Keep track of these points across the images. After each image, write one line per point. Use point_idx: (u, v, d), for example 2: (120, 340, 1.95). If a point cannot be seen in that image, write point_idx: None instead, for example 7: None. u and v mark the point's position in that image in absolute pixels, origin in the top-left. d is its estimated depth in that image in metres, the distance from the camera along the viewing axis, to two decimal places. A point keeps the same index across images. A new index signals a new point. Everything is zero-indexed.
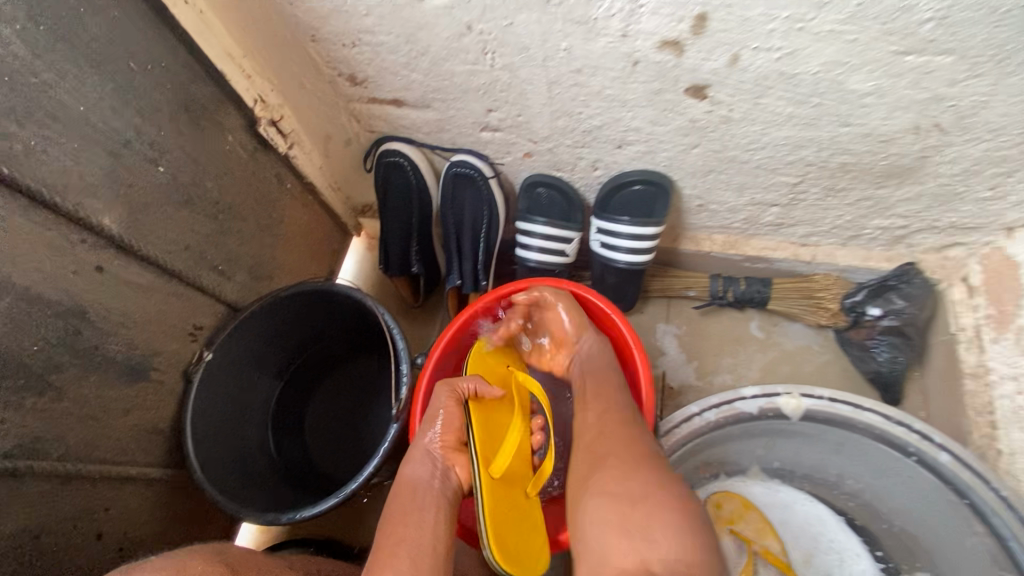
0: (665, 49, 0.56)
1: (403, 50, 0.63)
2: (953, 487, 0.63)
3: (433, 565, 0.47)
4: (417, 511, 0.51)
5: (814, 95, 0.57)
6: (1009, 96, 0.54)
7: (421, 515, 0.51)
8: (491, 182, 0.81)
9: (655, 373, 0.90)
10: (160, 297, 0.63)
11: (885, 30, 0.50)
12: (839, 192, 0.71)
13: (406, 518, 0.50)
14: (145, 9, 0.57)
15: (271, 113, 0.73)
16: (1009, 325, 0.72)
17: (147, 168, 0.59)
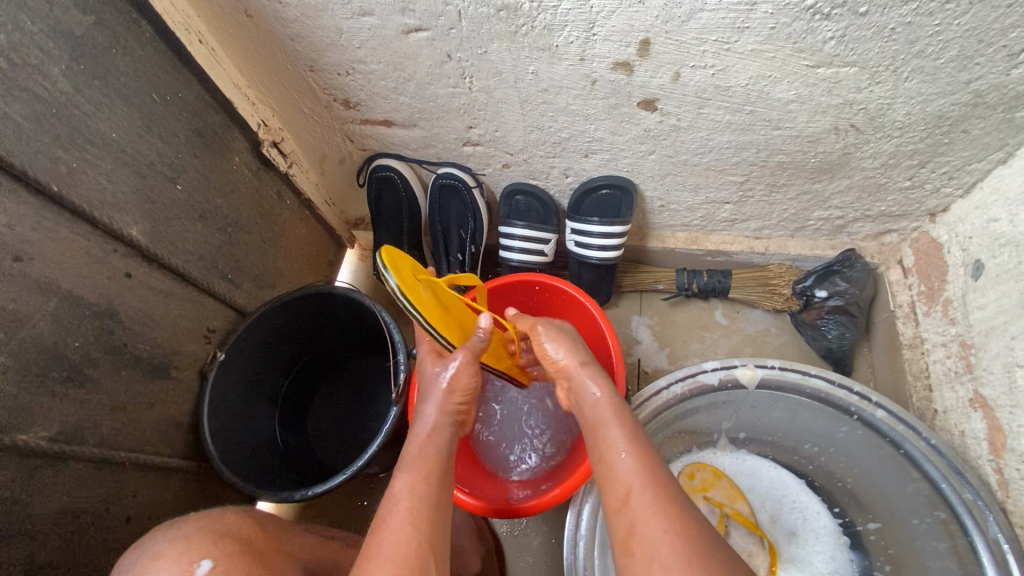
0: (618, 69, 0.66)
1: (392, 77, 0.72)
2: (890, 440, 0.71)
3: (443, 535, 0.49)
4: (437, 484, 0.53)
5: (747, 104, 0.67)
6: (908, 98, 0.63)
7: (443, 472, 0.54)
8: (474, 191, 0.90)
9: (630, 361, 0.98)
10: (179, 301, 0.70)
11: (796, 48, 0.59)
12: (781, 188, 0.81)
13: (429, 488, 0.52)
14: (164, 48, 0.65)
15: (273, 136, 0.83)
16: (937, 299, 0.81)
17: (167, 187, 0.67)
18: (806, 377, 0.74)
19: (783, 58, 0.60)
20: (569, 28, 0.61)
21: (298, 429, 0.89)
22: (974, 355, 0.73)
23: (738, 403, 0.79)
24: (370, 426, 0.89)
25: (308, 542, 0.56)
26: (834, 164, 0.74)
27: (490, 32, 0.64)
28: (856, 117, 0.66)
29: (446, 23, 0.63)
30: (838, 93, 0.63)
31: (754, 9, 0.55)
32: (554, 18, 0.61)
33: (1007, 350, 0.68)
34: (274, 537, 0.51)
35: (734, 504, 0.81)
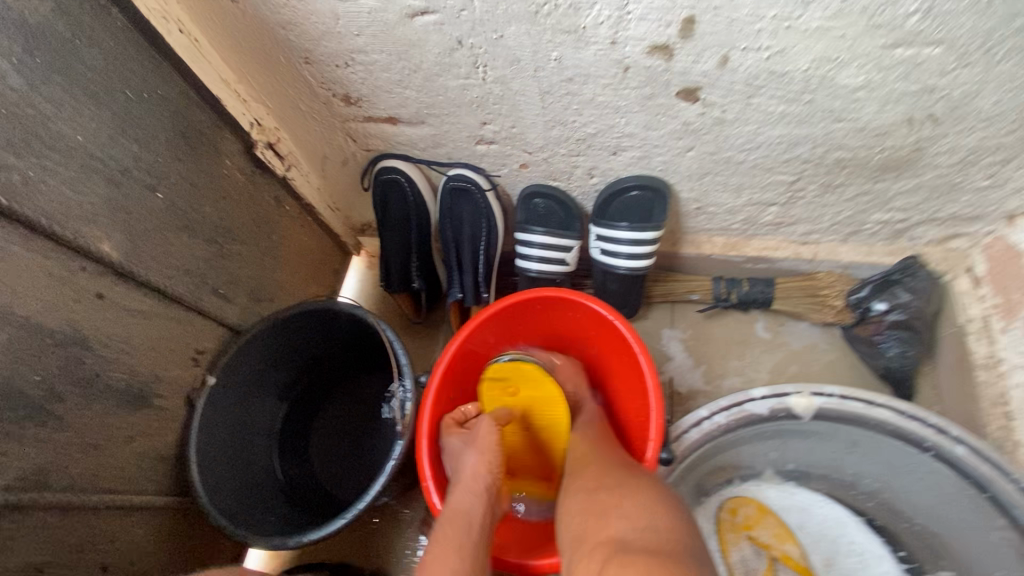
0: (654, 54, 0.57)
1: (397, 68, 0.64)
2: (973, 482, 0.61)
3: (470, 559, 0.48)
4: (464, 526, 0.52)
5: (806, 93, 0.57)
6: (1002, 83, 0.53)
7: (467, 545, 0.49)
8: (488, 195, 0.82)
9: (661, 379, 0.89)
10: (161, 322, 0.63)
11: (873, 24, 0.49)
12: (836, 188, 0.71)
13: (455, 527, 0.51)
14: (139, 39, 0.57)
15: (268, 136, 0.75)
16: (1018, 314, 0.71)
17: (145, 196, 0.60)
18: (872, 407, 0.65)
19: (854, 37, 0.51)
20: (599, 6, 0.53)
21: (299, 455, 0.82)
22: None
23: (790, 434, 0.69)
24: (376, 453, 0.82)
25: None
26: (903, 160, 0.65)
27: (507, 13, 0.55)
28: (937, 106, 0.57)
29: (457, 4, 0.55)
30: (916, 78, 0.54)
31: None
32: None
33: None
34: None
35: (784, 545, 0.71)
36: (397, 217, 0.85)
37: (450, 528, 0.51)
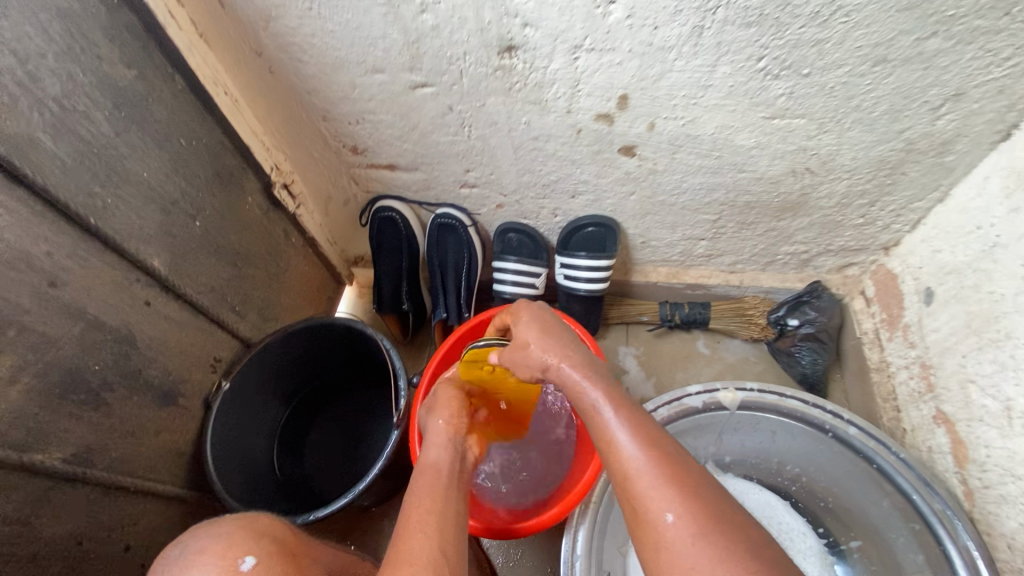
0: (600, 120, 0.74)
1: (398, 126, 0.80)
2: (864, 456, 0.76)
3: (453, 528, 0.52)
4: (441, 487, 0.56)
5: (714, 150, 0.76)
6: (852, 146, 0.72)
7: (446, 490, 0.56)
8: (470, 230, 0.97)
9: (619, 390, 1.03)
10: (189, 330, 0.74)
11: (753, 102, 0.68)
12: (749, 225, 0.89)
13: (432, 494, 0.55)
14: (194, 99, 0.71)
15: (284, 178, 0.89)
16: (897, 325, 0.88)
17: (187, 223, 0.72)
18: (782, 398, 0.80)
19: (742, 112, 0.69)
20: (557, 84, 0.70)
21: (296, 459, 0.91)
22: (933, 375, 0.80)
23: (722, 425, 0.83)
24: (367, 456, 0.91)
25: (337, 551, 0.57)
26: (795, 203, 0.83)
27: (488, 87, 0.72)
28: (810, 162, 0.75)
29: (449, 80, 0.72)
30: (791, 141, 0.73)
31: (715, 69, 0.64)
32: (544, 76, 0.69)
33: (960, 367, 0.74)
34: (306, 541, 0.53)
35: None
36: (391, 247, 0.99)
37: (426, 478, 0.57)
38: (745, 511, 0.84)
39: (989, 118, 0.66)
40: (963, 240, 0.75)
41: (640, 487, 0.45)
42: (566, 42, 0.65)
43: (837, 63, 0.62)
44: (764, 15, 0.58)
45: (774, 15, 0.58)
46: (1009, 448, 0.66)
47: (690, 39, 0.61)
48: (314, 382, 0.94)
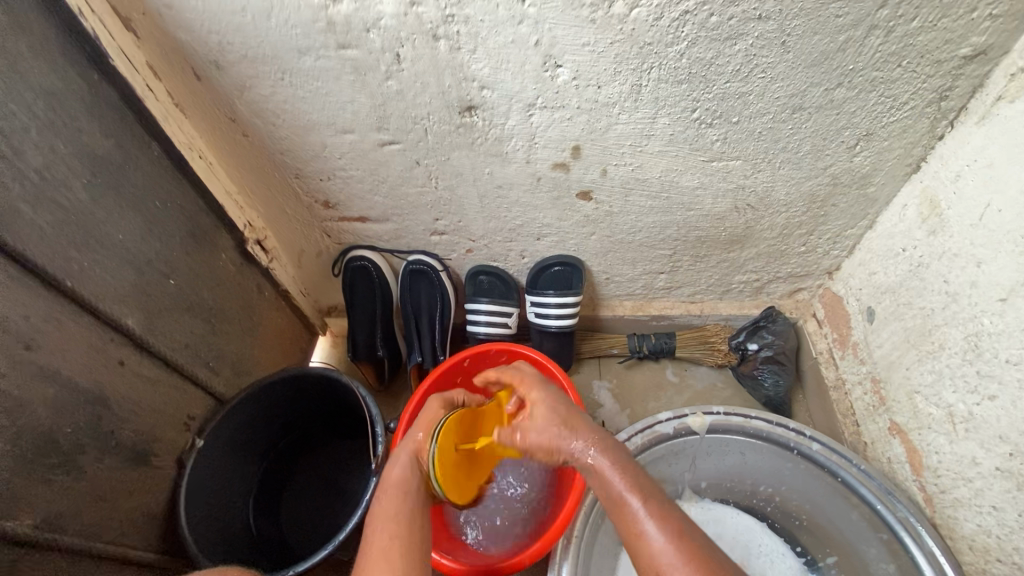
0: (557, 169, 0.81)
1: (368, 180, 0.84)
2: (828, 470, 0.80)
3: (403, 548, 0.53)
4: (399, 505, 0.57)
5: (663, 191, 0.82)
6: (785, 183, 0.80)
7: (406, 511, 0.57)
8: (442, 275, 1.00)
9: (595, 423, 1.05)
10: (163, 389, 0.75)
11: (692, 148, 0.75)
12: (703, 258, 0.96)
13: (391, 514, 0.56)
14: (170, 164, 0.75)
15: (257, 234, 0.92)
16: (847, 344, 0.94)
17: (161, 281, 0.74)
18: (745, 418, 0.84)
19: (684, 156, 0.76)
20: (515, 138, 0.76)
21: (272, 515, 0.89)
22: (883, 389, 0.85)
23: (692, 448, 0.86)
24: (346, 508, 0.90)
25: None
26: (742, 236, 0.90)
27: (451, 143, 0.78)
28: (749, 198, 0.83)
29: (415, 137, 0.77)
30: (730, 181, 0.80)
31: (656, 121, 0.72)
32: (503, 131, 0.76)
33: (904, 379, 0.80)
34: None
35: None
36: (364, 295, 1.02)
37: (389, 497, 0.58)
38: (726, 537, 0.86)
39: (899, 153, 0.74)
40: (892, 262, 0.82)
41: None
42: (521, 101, 0.71)
43: (761, 112, 0.70)
44: (692, 73, 0.65)
45: (701, 73, 0.65)
46: (955, 452, 0.70)
47: (631, 95, 0.69)
48: (290, 435, 0.94)
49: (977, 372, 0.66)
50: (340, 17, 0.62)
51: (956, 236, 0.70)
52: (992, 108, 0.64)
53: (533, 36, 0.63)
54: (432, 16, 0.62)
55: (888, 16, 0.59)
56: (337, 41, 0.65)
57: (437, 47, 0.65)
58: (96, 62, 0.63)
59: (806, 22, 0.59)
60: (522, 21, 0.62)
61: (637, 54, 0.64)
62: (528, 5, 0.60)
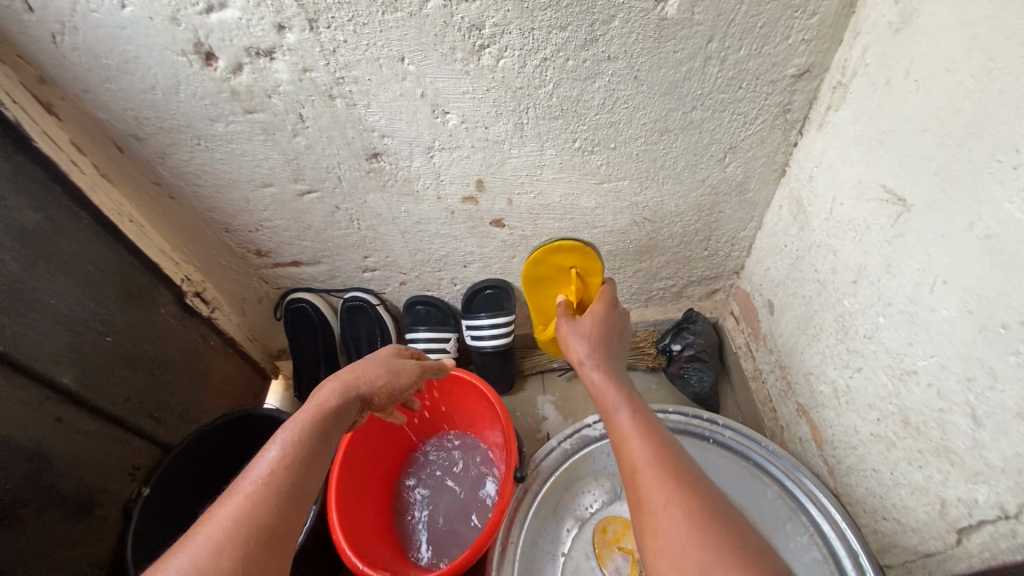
0: (467, 202, 0.88)
1: (294, 227, 0.91)
2: (740, 455, 0.89)
3: (308, 453, 0.57)
4: (320, 425, 0.60)
5: (566, 214, 0.90)
6: (673, 196, 0.88)
7: (323, 429, 0.60)
8: (379, 308, 1.06)
9: (541, 436, 1.10)
10: (104, 441, 0.77)
11: (582, 172, 0.83)
12: (619, 270, 1.03)
13: (311, 425, 0.59)
14: (100, 230, 0.80)
15: (195, 287, 0.96)
16: (759, 336, 1.01)
17: (98, 339, 0.78)
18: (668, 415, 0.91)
19: (577, 181, 0.85)
20: (422, 178, 0.84)
21: None
22: (789, 373, 0.92)
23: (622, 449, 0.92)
24: None
25: None
26: (648, 247, 0.98)
27: (365, 187, 0.85)
28: (645, 212, 0.91)
29: (330, 185, 0.84)
30: (624, 199, 0.88)
31: (543, 152, 0.80)
32: (410, 173, 0.83)
33: (802, 363, 0.87)
34: None
35: None
36: (305, 335, 1.07)
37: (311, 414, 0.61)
38: None
39: (764, 161, 0.83)
40: (779, 258, 0.91)
41: (642, 489, 0.49)
42: (420, 145, 0.79)
43: (634, 137, 0.78)
44: (564, 109, 0.74)
45: (572, 108, 0.74)
46: (843, 424, 0.77)
47: (516, 132, 0.77)
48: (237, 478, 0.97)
49: (847, 349, 0.74)
50: (243, 87, 0.70)
51: (818, 230, 0.79)
52: (827, 117, 0.74)
53: (418, 89, 0.71)
54: (324, 79, 0.70)
55: (717, 49, 0.68)
56: (244, 108, 0.72)
57: (335, 105, 0.73)
58: (19, 145, 0.69)
59: (650, 59, 0.68)
60: (405, 77, 0.70)
61: (513, 97, 0.72)
62: (407, 63, 0.68)
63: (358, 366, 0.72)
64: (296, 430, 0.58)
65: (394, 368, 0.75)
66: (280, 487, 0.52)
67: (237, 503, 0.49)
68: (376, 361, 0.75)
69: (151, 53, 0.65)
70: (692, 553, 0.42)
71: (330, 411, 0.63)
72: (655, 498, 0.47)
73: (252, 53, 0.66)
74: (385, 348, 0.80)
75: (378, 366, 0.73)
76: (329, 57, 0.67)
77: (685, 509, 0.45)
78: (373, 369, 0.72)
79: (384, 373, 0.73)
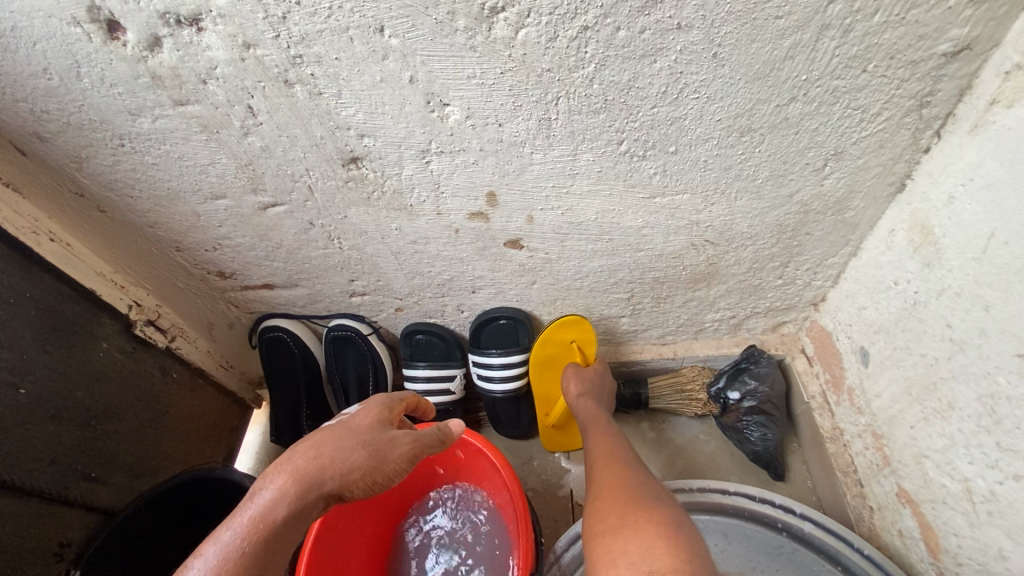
0: (475, 219, 0.68)
1: (261, 247, 0.73)
2: (827, 556, 0.69)
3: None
4: (265, 547, 0.45)
5: (603, 234, 0.70)
6: (745, 214, 0.67)
7: (266, 550, 0.45)
8: (371, 339, 0.88)
9: (562, 494, 0.92)
10: (19, 520, 0.64)
11: (627, 184, 0.63)
12: (666, 299, 0.83)
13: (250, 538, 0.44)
14: (11, 255, 0.63)
15: (147, 314, 0.78)
16: (842, 388, 0.80)
17: (6, 394, 0.63)
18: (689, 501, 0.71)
19: (619, 194, 0.64)
20: (417, 189, 0.64)
21: None
22: (886, 446, 0.71)
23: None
24: None
25: None
26: (706, 274, 0.77)
27: (344, 199, 0.66)
28: (706, 233, 0.70)
29: (299, 197, 0.65)
30: (680, 217, 0.67)
31: (577, 158, 0.59)
32: (402, 182, 0.63)
33: (911, 440, 0.66)
34: None
35: None
36: (283, 369, 0.90)
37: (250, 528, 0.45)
38: None
39: (878, 171, 0.61)
40: (884, 297, 0.69)
41: (597, 495, 0.57)
42: (412, 148, 0.59)
43: (703, 138, 0.57)
44: (609, 100, 0.53)
45: (620, 99, 0.53)
46: (978, 539, 0.57)
47: (541, 132, 0.56)
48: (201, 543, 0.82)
49: (998, 444, 0.53)
50: (166, 70, 0.51)
51: (956, 272, 0.57)
52: (990, 114, 0.51)
53: (405, 72, 0.51)
54: (276, 59, 0.50)
55: (842, 13, 0.46)
56: (173, 98, 0.53)
57: (294, 94, 0.53)
58: None
59: (738, 28, 0.47)
60: (386, 55, 0.49)
61: (538, 84, 0.51)
62: (388, 35, 0.48)
63: (327, 444, 0.50)
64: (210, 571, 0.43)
65: (376, 431, 0.53)
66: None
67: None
68: (358, 434, 0.52)
69: (32, 21, 0.47)
70: (627, 546, 0.46)
71: (268, 533, 0.45)
72: (608, 500, 0.55)
73: (170, 22, 0.47)
74: (370, 404, 0.56)
75: (358, 446, 0.51)
76: (277, 26, 0.47)
77: (632, 511, 0.50)
78: (345, 443, 0.51)
79: (367, 455, 0.51)
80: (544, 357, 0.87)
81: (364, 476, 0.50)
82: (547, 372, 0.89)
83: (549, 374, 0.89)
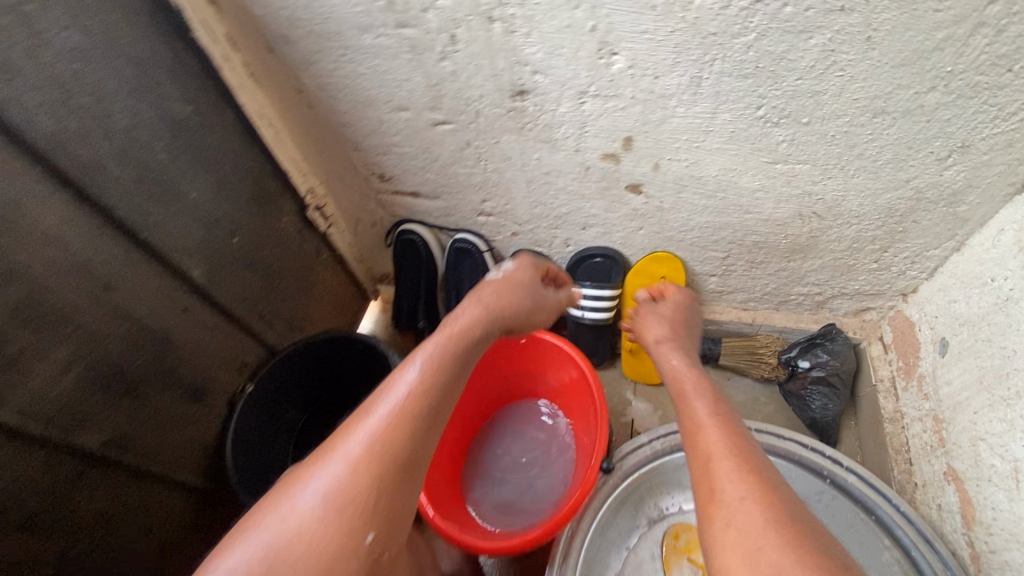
0: (607, 159, 0.78)
1: (421, 157, 0.86)
2: (863, 506, 0.78)
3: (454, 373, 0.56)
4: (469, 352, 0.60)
5: (719, 191, 0.78)
6: (858, 192, 0.72)
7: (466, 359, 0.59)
8: (486, 255, 1.00)
9: (623, 421, 1.05)
10: (221, 336, 0.82)
11: (754, 148, 0.70)
12: (760, 264, 0.90)
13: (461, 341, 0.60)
14: (240, 131, 0.80)
15: (317, 201, 0.97)
16: (912, 374, 0.85)
17: (227, 238, 0.80)
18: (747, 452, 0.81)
19: (745, 155, 0.72)
20: (566, 126, 0.75)
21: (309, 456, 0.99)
22: (945, 430, 0.77)
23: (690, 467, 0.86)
24: None
25: None
26: (804, 246, 0.84)
27: (502, 126, 0.78)
28: (815, 205, 0.76)
29: (467, 118, 0.78)
30: (796, 186, 0.74)
31: (715, 116, 0.67)
32: (554, 118, 0.74)
33: (971, 424, 0.72)
34: None
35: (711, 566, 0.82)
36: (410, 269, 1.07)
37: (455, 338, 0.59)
38: None
39: (1002, 170, 0.65)
40: (977, 292, 0.73)
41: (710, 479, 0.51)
42: (573, 88, 0.69)
43: (836, 113, 0.63)
44: (760, 67, 0.61)
45: (769, 67, 0.60)
46: (1014, 513, 0.63)
47: (690, 88, 0.65)
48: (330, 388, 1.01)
49: None
50: None
51: None
52: None
53: (590, 21, 0.61)
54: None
55: (1000, 13, 0.50)
56: (397, 20, 0.66)
57: (492, 29, 0.65)
58: (178, 32, 0.69)
59: (898, 16, 0.53)
60: (579, 5, 0.59)
61: (700, 45, 0.60)
62: None
63: (506, 290, 0.69)
64: (432, 362, 0.55)
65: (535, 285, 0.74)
66: (408, 438, 0.49)
67: (360, 447, 0.47)
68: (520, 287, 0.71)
69: None
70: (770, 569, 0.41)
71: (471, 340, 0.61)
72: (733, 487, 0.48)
73: None
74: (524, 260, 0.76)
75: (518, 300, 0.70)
76: None
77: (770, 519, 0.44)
78: (518, 293, 0.70)
79: (528, 304, 0.71)
80: (638, 281, 0.97)
81: (526, 318, 0.71)
82: (638, 297, 0.98)
83: (638, 299, 0.99)
